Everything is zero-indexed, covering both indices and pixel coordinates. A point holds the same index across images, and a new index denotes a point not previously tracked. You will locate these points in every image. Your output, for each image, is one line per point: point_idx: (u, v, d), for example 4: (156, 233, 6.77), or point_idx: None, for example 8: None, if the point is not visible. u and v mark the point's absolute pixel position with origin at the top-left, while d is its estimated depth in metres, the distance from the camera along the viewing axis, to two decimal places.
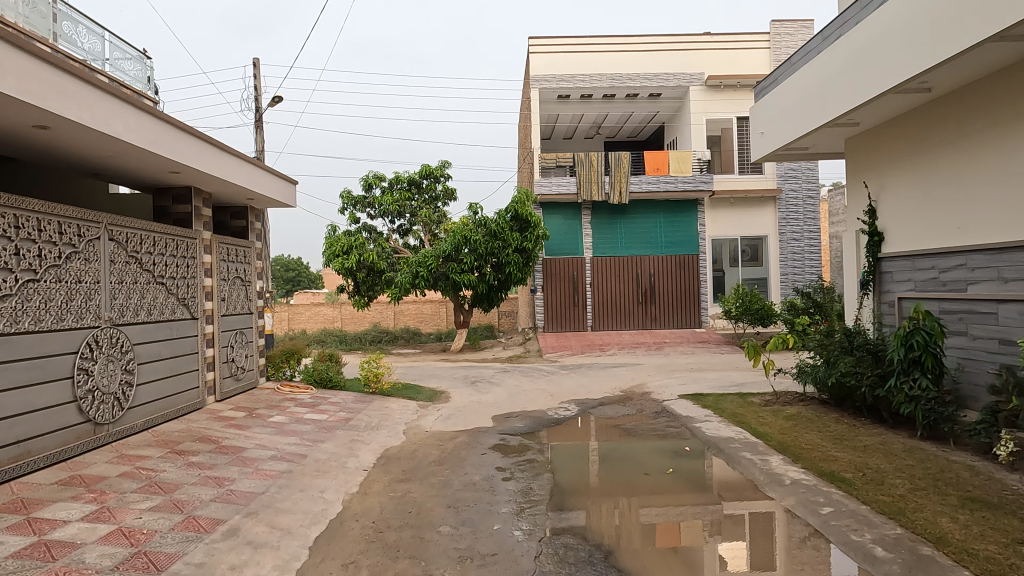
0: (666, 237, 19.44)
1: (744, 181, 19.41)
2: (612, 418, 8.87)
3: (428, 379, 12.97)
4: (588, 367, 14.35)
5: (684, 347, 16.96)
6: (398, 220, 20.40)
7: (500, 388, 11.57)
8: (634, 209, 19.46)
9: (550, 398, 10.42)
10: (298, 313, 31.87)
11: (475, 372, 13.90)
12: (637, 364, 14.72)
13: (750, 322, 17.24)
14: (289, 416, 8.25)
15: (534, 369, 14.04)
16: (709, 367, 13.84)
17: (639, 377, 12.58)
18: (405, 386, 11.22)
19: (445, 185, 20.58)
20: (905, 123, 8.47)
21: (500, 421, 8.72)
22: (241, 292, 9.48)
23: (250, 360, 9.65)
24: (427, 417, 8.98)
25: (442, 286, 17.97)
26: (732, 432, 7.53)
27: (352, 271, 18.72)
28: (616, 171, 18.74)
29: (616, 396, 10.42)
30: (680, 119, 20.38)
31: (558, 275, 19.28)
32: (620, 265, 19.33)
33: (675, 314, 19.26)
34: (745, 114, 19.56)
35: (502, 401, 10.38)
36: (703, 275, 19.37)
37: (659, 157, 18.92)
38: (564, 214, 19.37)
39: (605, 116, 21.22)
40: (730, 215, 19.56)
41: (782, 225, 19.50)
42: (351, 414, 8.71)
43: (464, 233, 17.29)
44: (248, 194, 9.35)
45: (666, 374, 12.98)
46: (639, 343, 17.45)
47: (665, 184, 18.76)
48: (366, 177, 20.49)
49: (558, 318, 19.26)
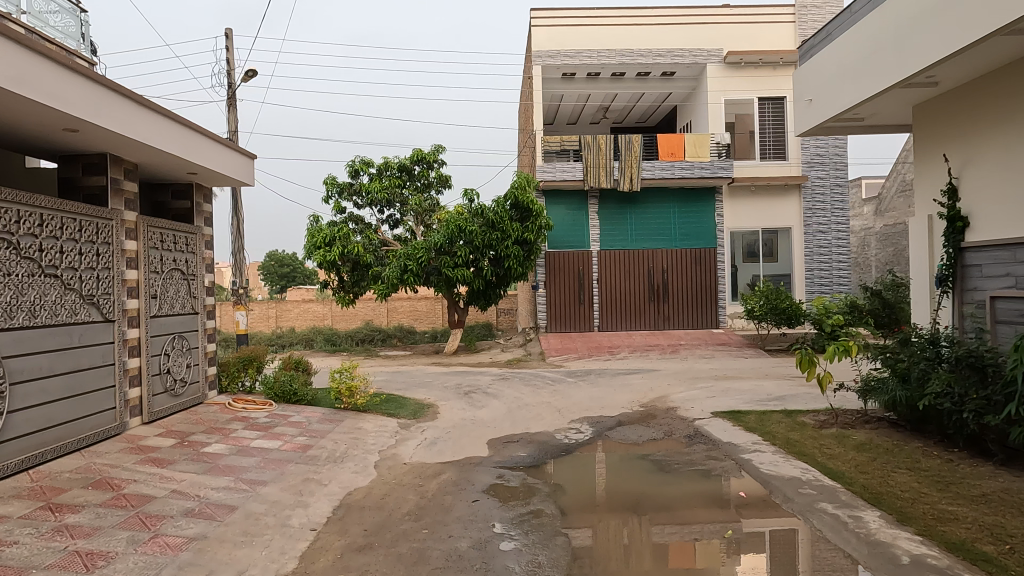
0: (680, 229, 17.73)
1: (765, 168, 17.72)
2: (635, 445, 7.18)
3: (415, 388, 11.28)
4: (597, 373, 12.69)
5: (703, 351, 15.30)
6: (387, 209, 18.70)
7: (497, 401, 9.90)
8: (646, 198, 17.73)
9: (557, 416, 8.73)
10: (287, 310, 30.29)
11: (470, 379, 12.25)
12: (653, 370, 13.07)
13: (775, 323, 15.59)
14: (231, 444, 6.54)
15: (536, 376, 12.39)
16: (736, 375, 12.15)
17: (659, 388, 10.89)
18: (387, 400, 9.53)
19: (438, 171, 18.85)
20: (1009, 77, 6.75)
21: (497, 450, 7.03)
22: (184, 288, 7.80)
23: (194, 370, 7.96)
24: (407, 443, 7.29)
25: (434, 281, 16.29)
26: (796, 470, 5.82)
27: (334, 265, 17.03)
28: (627, 155, 17.05)
29: (636, 413, 8.74)
30: (695, 100, 18.68)
31: (562, 270, 17.59)
32: (630, 259, 17.65)
33: (690, 314, 17.58)
34: (767, 94, 17.86)
35: (500, 419, 8.69)
36: (720, 270, 17.69)
37: (674, 140, 17.20)
38: (570, 203, 17.65)
39: (614, 98, 19.54)
40: (749, 204, 17.88)
41: (808, 215, 17.82)
42: (312, 440, 7.01)
43: (459, 222, 15.57)
44: (189, 168, 7.67)
45: (688, 384, 11.32)
46: (653, 346, 15.79)
47: (681, 170, 17.05)
48: (353, 162, 18.79)
49: (561, 317, 17.60)
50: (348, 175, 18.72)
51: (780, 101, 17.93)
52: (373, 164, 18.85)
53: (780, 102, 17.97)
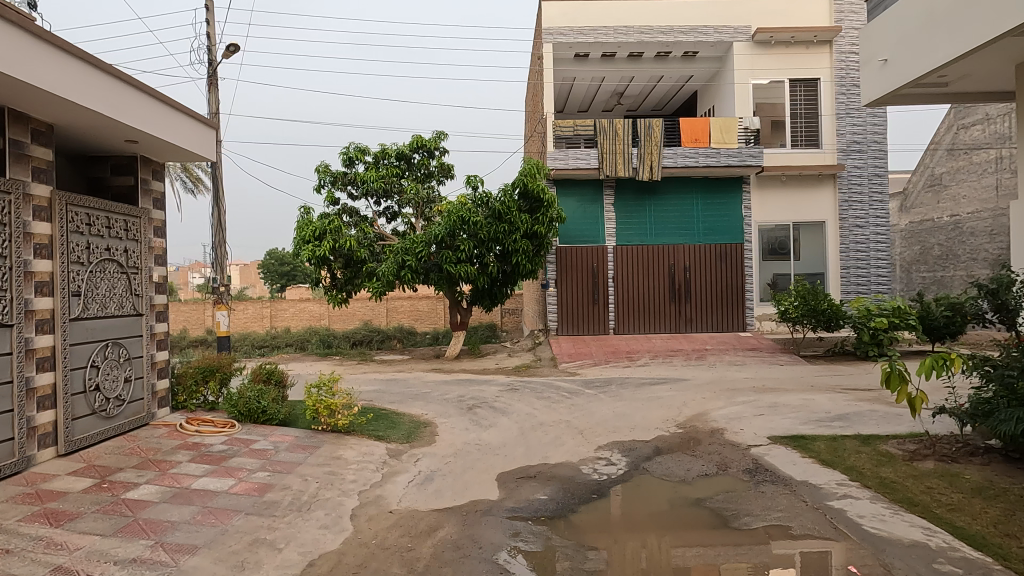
0: (704, 223, 16.21)
1: (797, 156, 16.21)
2: (685, 483, 5.66)
3: (410, 401, 9.77)
4: (618, 383, 11.18)
5: (733, 357, 13.78)
6: (384, 201, 17.23)
7: (507, 418, 8.39)
8: (666, 188, 16.23)
9: (580, 440, 7.22)
10: (283, 309, 28.93)
11: (476, 390, 10.77)
12: (680, 379, 11.57)
13: (813, 326, 14.12)
14: (167, 485, 5.05)
15: (549, 387, 10.87)
16: (779, 387, 10.61)
17: (693, 402, 9.36)
18: (377, 419, 8.03)
19: (440, 159, 17.37)
20: None
21: (509, 490, 5.53)
22: (122, 283, 6.31)
23: (136, 386, 6.48)
24: (396, 479, 5.79)
25: (434, 278, 14.79)
26: (916, 533, 4.31)
27: (325, 261, 15.55)
28: (647, 140, 15.53)
29: (676, 438, 7.21)
30: (719, 82, 17.18)
31: (574, 267, 16.09)
32: (649, 255, 16.13)
33: (714, 315, 16.07)
34: (800, 76, 16.33)
35: (511, 443, 7.19)
36: (748, 267, 16.19)
37: (698, 124, 15.67)
38: (583, 194, 16.15)
39: (630, 81, 18.07)
40: (780, 196, 16.36)
41: (844, 208, 16.27)
42: (274, 477, 5.50)
43: (462, 213, 14.01)
44: (125, 133, 6.17)
45: (726, 397, 9.79)
46: (676, 352, 14.27)
47: (706, 157, 15.51)
48: (348, 149, 17.33)
49: (573, 319, 16.11)
50: (342, 163, 17.26)
51: (813, 83, 16.42)
52: (370, 152, 17.38)
53: (812, 84, 16.44)
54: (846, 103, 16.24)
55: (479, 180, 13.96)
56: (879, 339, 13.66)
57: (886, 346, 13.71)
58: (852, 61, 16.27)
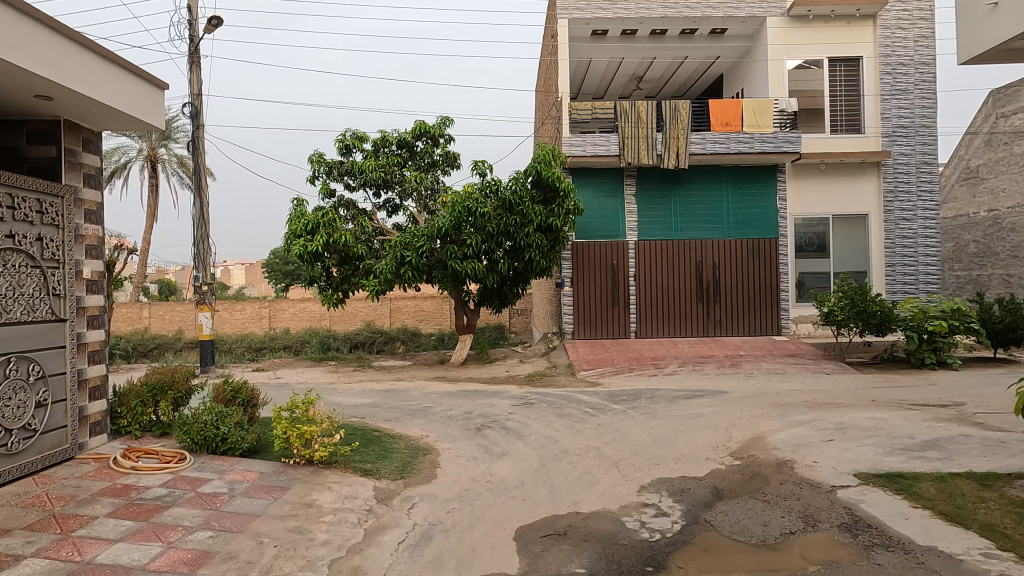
0: (735, 216, 14.74)
1: (837, 142, 14.74)
2: (768, 547, 4.23)
3: (408, 421, 8.35)
4: (647, 397, 9.72)
5: (772, 365, 12.28)
6: (384, 192, 15.87)
7: (522, 444, 6.96)
8: (694, 177, 14.78)
9: (616, 476, 5.77)
10: (282, 310, 27.66)
11: (485, 403, 9.35)
12: (718, 392, 10.12)
13: (861, 329, 12.64)
14: (63, 558, 3.66)
15: (569, 401, 9.44)
16: (835, 403, 9.11)
17: (742, 423, 7.89)
18: (366, 447, 6.62)
19: (445, 147, 15.98)
20: None
21: (534, 558, 4.11)
22: (34, 280, 4.92)
23: (54, 411, 5.09)
24: (384, 540, 4.38)
25: (437, 276, 13.40)
26: None
27: (318, 257, 14.14)
28: (673, 124, 14.08)
29: (736, 475, 5.75)
30: (750, 63, 15.71)
31: (592, 264, 14.67)
32: (674, 251, 14.68)
33: (746, 317, 14.61)
34: (841, 54, 14.82)
35: (531, 479, 5.77)
36: (782, 264, 14.73)
37: (730, 107, 14.19)
38: (601, 185, 14.74)
39: (651, 62, 16.64)
40: (818, 187, 14.89)
41: (890, 199, 14.77)
42: (217, 541, 4.10)
43: (468, 204, 12.54)
44: (33, 86, 4.83)
45: (778, 415, 8.32)
46: (707, 359, 12.80)
47: (738, 143, 14.03)
48: (344, 136, 15.99)
49: (590, 321, 14.70)
50: (337, 152, 15.91)
51: (855, 62, 14.93)
52: (368, 139, 16.04)
53: (853, 63, 14.96)
54: (891, 84, 14.75)
55: (486, 167, 12.57)
56: (935, 343, 12.20)
57: (943, 352, 12.23)
58: (898, 37, 14.78)
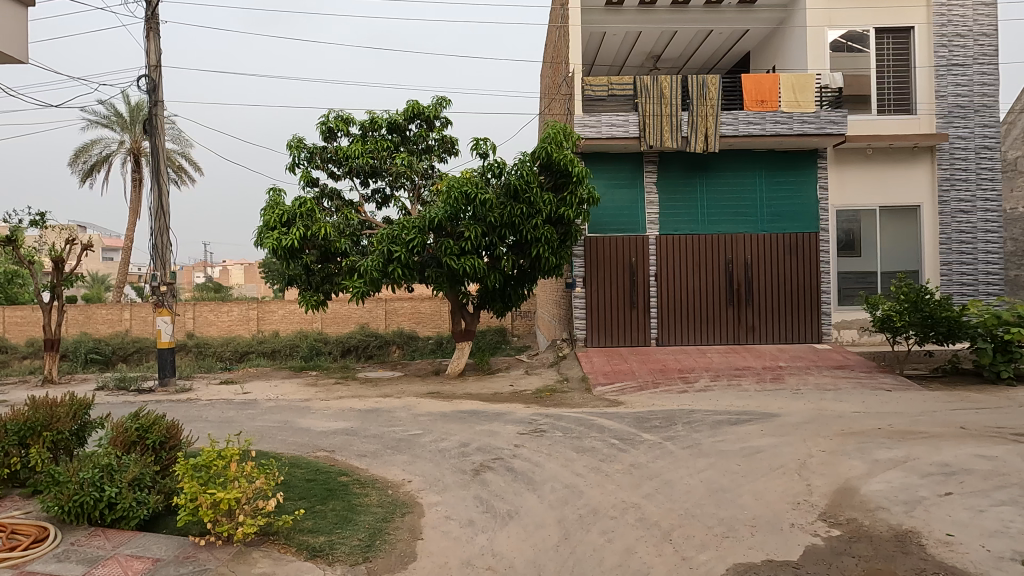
0: (769, 207, 13.00)
1: (885, 124, 12.98)
2: None
3: (387, 458, 6.57)
4: (684, 422, 7.94)
5: (821, 380, 10.51)
6: (373, 181, 14.12)
7: (534, 498, 5.19)
8: (723, 164, 13.04)
9: (673, 560, 4.01)
10: (271, 312, 25.88)
11: (485, 431, 7.59)
12: (767, 415, 8.35)
13: (923, 337, 10.86)
14: None
15: (589, 428, 7.69)
16: (919, 432, 7.34)
17: (815, 464, 6.10)
18: (323, 507, 4.85)
19: (440, 131, 14.24)
20: None
21: None
22: None
23: None
24: None
25: (431, 274, 11.62)
26: None
27: (296, 253, 12.38)
28: (700, 102, 12.35)
29: (846, 560, 3.99)
30: (782, 37, 14.00)
31: (606, 262, 12.93)
32: (701, 247, 12.92)
33: (783, 322, 12.86)
34: (889, 23, 13.06)
35: (551, 563, 4.01)
36: (824, 262, 12.96)
37: (765, 82, 12.46)
38: (617, 173, 13.00)
39: (671, 38, 15.01)
40: (863, 174, 13.12)
41: (945, 188, 13.01)
42: None
43: (467, 189, 10.78)
44: None
45: (858, 451, 6.54)
46: (743, 372, 11.02)
47: (774, 123, 12.30)
48: (327, 118, 14.26)
49: (605, 325, 12.96)
50: (320, 135, 14.17)
51: (905, 33, 13.17)
52: (356, 122, 14.32)
53: (903, 34, 13.21)
54: (946, 57, 13.00)
55: (487, 146, 10.85)
56: (1012, 354, 10.39)
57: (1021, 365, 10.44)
58: (954, 5, 13.04)
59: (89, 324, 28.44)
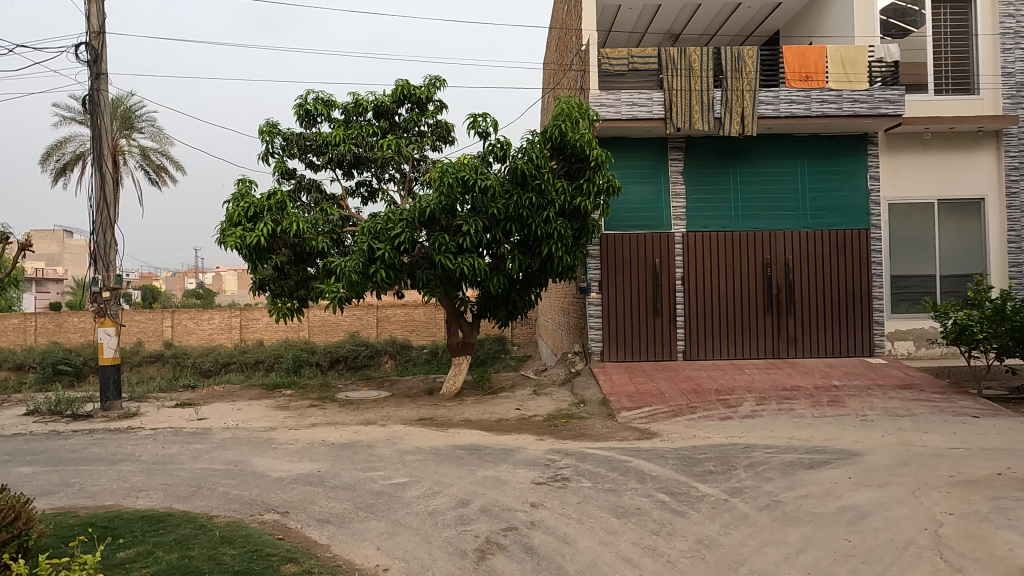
0: (813, 202, 11.30)
1: (944, 105, 11.30)
2: None
3: (358, 527, 4.77)
4: (745, 465, 6.18)
5: (889, 403, 8.78)
6: (357, 171, 12.37)
7: None
8: (759, 151, 11.33)
9: None
10: (254, 320, 24.03)
11: (491, 480, 5.80)
12: (846, 453, 6.60)
13: (1007, 352, 9.12)
14: None
15: (625, 475, 5.91)
16: None
17: (956, 539, 4.36)
18: None
19: (435, 114, 12.49)
20: None
21: None
22: None
23: None
24: None
25: (421, 277, 9.82)
26: None
27: (265, 253, 10.59)
28: (735, 78, 10.66)
29: None
30: (824, 7, 12.31)
31: (625, 263, 11.20)
32: (734, 246, 11.22)
33: (830, 333, 11.14)
34: None
35: None
36: (876, 264, 11.25)
37: (811, 55, 10.81)
38: (638, 162, 11.29)
39: (696, 10, 13.30)
40: (919, 163, 11.44)
41: (1014, 179, 11.32)
42: None
43: (464, 175, 9.04)
44: None
45: (1001, 515, 4.78)
46: (794, 394, 9.25)
47: (821, 102, 10.63)
48: (305, 100, 12.51)
49: (624, 336, 11.22)
50: (297, 119, 12.43)
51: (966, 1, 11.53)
52: (338, 105, 12.58)
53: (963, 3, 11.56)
54: (1013, 29, 11.36)
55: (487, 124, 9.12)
56: None
57: None
58: None
59: (60, 332, 26.49)
